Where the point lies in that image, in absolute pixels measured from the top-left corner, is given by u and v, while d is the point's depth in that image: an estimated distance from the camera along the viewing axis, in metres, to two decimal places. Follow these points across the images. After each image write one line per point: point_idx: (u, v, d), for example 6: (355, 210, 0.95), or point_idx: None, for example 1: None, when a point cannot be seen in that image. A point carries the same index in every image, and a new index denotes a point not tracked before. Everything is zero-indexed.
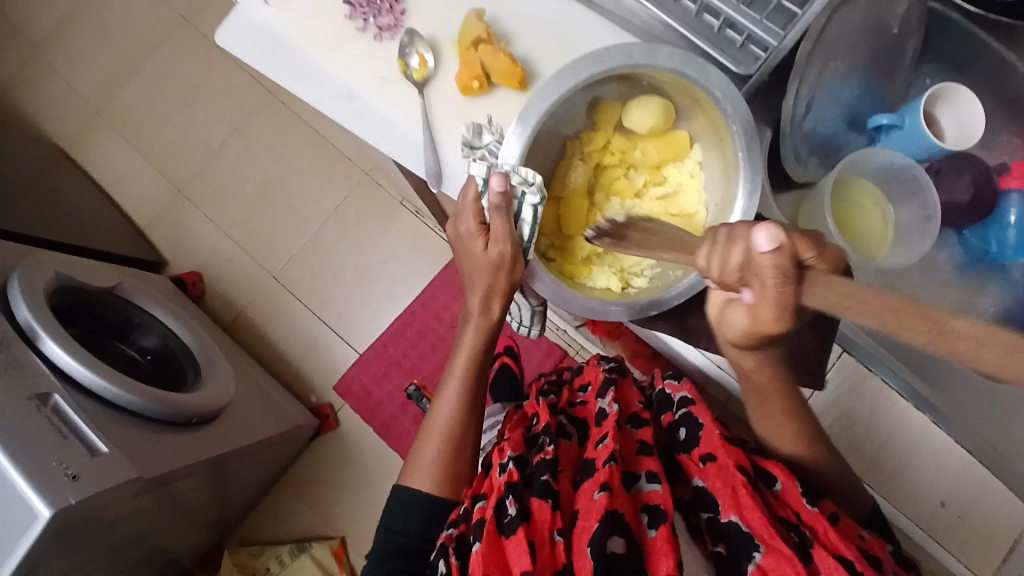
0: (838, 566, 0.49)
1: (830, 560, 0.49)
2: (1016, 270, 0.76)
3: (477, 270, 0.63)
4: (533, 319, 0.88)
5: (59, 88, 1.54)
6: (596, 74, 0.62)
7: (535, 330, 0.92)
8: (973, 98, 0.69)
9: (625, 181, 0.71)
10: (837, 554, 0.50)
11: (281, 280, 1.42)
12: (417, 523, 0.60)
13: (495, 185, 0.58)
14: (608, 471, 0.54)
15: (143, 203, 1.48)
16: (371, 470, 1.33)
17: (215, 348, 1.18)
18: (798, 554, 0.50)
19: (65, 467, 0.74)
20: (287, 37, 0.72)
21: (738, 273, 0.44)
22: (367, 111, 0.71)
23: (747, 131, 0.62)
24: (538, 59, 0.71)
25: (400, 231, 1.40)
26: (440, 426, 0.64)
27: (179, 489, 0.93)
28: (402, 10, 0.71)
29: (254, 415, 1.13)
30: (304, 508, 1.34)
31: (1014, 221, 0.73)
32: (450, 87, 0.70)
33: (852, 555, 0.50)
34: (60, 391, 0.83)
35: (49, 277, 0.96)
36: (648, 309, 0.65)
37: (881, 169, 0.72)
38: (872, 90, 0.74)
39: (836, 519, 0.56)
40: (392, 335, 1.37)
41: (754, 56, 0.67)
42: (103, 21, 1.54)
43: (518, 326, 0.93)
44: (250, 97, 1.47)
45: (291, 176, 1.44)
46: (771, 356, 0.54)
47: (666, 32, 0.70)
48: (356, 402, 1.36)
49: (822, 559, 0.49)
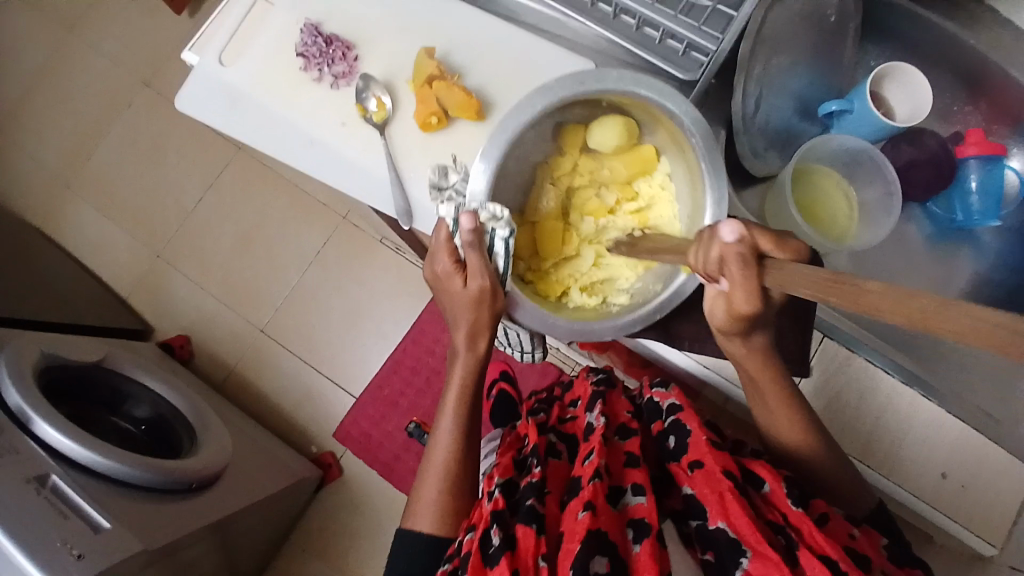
0: (823, 567, 0.48)
1: (814, 560, 0.48)
2: (984, 235, 0.80)
3: (458, 306, 0.64)
4: (532, 343, 0.91)
5: (29, 168, 1.55)
6: (546, 106, 0.63)
7: (535, 354, 0.96)
8: (916, 73, 0.71)
9: (597, 200, 0.71)
10: (823, 555, 0.50)
11: (270, 332, 1.42)
12: (424, 561, 0.60)
13: (465, 224, 0.60)
14: (592, 488, 0.54)
15: (123, 272, 1.48)
16: (381, 513, 1.32)
17: (209, 409, 1.16)
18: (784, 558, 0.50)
19: (69, 547, 0.73)
20: (242, 93, 0.73)
21: (715, 266, 0.47)
22: (331, 156, 0.72)
23: (705, 139, 0.64)
24: (493, 92, 0.73)
25: (384, 270, 1.41)
26: (437, 464, 0.64)
27: (187, 556, 0.92)
28: (355, 56, 0.73)
29: (255, 472, 1.12)
30: (316, 560, 1.32)
31: (976, 187, 0.75)
32: (410, 125, 0.71)
33: (839, 555, 0.49)
34: (57, 470, 0.82)
35: (34, 356, 0.96)
36: (636, 323, 0.65)
37: (839, 153, 0.74)
38: (819, 79, 0.77)
39: (825, 520, 0.56)
40: (386, 374, 1.37)
41: (697, 61, 0.70)
42: (67, 98, 1.56)
43: (518, 353, 0.96)
44: (221, 156, 1.48)
45: (269, 229, 1.45)
46: (761, 342, 0.58)
47: (614, 49, 0.73)
48: (357, 446, 1.35)
49: (808, 559, 0.49)
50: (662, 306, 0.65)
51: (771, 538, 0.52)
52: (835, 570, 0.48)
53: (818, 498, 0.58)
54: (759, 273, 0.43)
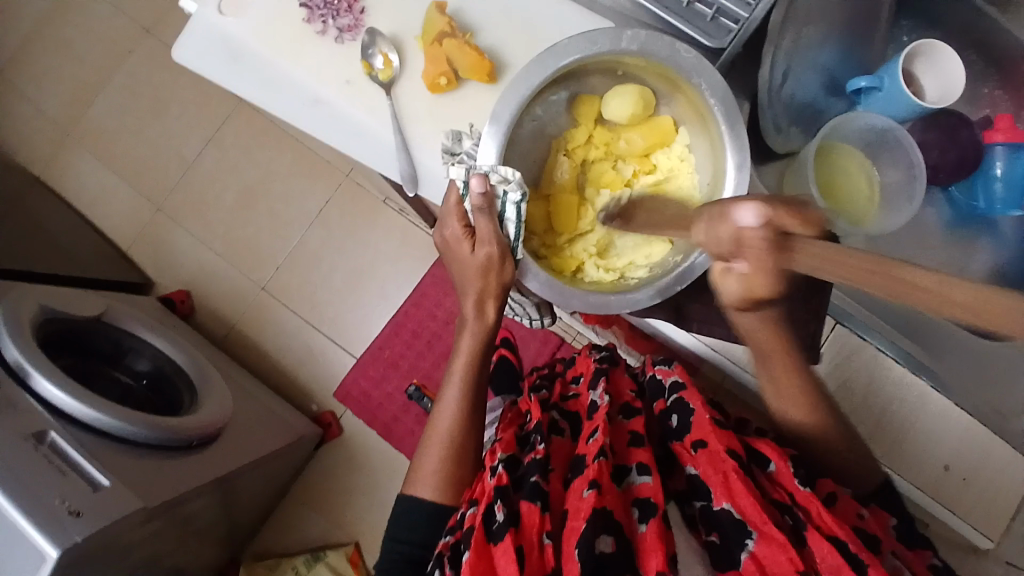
0: (831, 549, 0.48)
1: (823, 543, 0.48)
2: (1005, 225, 0.77)
3: (467, 274, 0.62)
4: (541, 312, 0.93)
5: (28, 114, 1.51)
6: (564, 66, 0.61)
7: (544, 319, 0.97)
8: (951, 53, 0.68)
9: (614, 172, 0.69)
10: (831, 535, 0.49)
11: (271, 291, 1.41)
12: (422, 531, 0.59)
13: (475, 188, 0.56)
14: (596, 467, 0.52)
15: (124, 224, 1.46)
16: (379, 472, 1.33)
17: (209, 365, 1.16)
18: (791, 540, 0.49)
19: (66, 504, 0.73)
20: (245, 45, 0.70)
21: (731, 247, 0.40)
22: (337, 115, 0.69)
23: (725, 102, 0.61)
24: (507, 50, 0.69)
25: (387, 231, 1.39)
26: (440, 434, 0.63)
27: (187, 513, 0.93)
28: (361, 9, 0.69)
29: (254, 431, 1.12)
30: (314, 515, 1.34)
31: (1002, 176, 0.72)
32: (418, 84, 0.68)
33: (847, 535, 0.49)
34: (56, 427, 0.82)
35: (32, 310, 0.95)
36: (653, 297, 0.63)
37: (863, 132, 0.71)
38: (850, 59, 0.73)
39: (833, 499, 0.55)
40: (387, 337, 1.36)
41: (726, 28, 0.66)
42: (66, 42, 1.51)
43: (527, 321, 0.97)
44: (224, 108, 1.45)
45: (271, 184, 1.42)
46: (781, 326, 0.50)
47: (635, 9, 0.68)
48: (357, 406, 1.35)
49: (817, 543, 0.48)
50: (682, 278, 0.62)
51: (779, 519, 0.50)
52: (844, 551, 0.48)
53: (824, 476, 0.57)
54: (785, 259, 0.37)
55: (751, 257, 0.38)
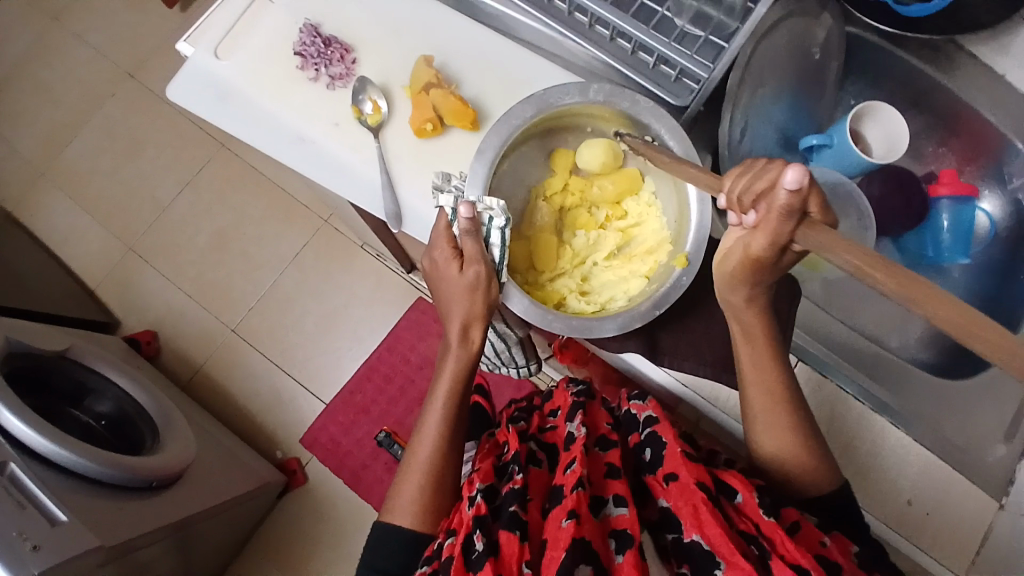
0: None
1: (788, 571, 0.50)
2: (953, 271, 0.84)
3: (453, 294, 0.64)
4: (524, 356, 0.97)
5: (3, 150, 1.51)
6: (542, 111, 0.68)
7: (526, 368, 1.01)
8: (894, 112, 0.74)
9: (588, 216, 0.72)
10: (795, 564, 0.51)
11: (241, 333, 1.39)
12: (398, 557, 0.60)
13: (464, 213, 0.60)
14: (575, 497, 0.53)
15: (93, 263, 1.44)
16: (345, 523, 1.29)
17: (174, 408, 1.14)
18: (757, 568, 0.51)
19: (25, 538, 0.71)
20: (239, 88, 0.73)
21: (753, 197, 0.51)
22: (322, 157, 0.72)
23: (684, 145, 0.66)
24: (486, 100, 0.74)
25: (363, 275, 1.40)
26: (420, 461, 0.64)
27: (142, 559, 0.88)
28: (353, 59, 0.73)
29: (217, 475, 1.09)
30: (274, 569, 1.28)
31: (948, 225, 0.81)
32: (404, 128, 0.72)
33: (810, 564, 0.50)
34: (16, 459, 0.79)
35: None
36: (632, 322, 0.66)
37: (816, 186, 0.75)
38: (799, 111, 0.81)
39: (797, 528, 0.56)
40: (357, 381, 1.36)
41: (688, 88, 0.71)
42: (48, 82, 1.53)
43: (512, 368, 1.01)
44: (203, 152, 1.47)
45: (248, 227, 1.44)
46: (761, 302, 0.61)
47: (608, 71, 0.74)
48: (324, 453, 1.33)
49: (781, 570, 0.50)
50: (659, 302, 0.66)
51: (745, 549, 0.52)
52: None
53: (790, 504, 0.59)
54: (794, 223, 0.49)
55: (773, 212, 0.49)
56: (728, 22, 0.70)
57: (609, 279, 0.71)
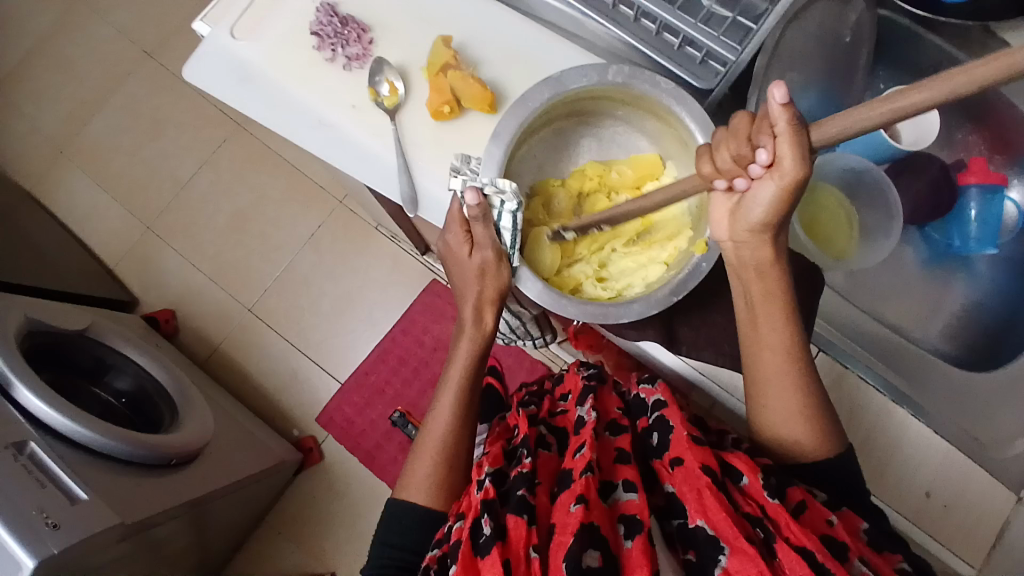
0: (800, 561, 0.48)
1: (791, 552, 0.48)
2: (979, 263, 0.85)
3: (466, 279, 0.65)
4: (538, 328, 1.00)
5: (23, 128, 1.52)
6: (558, 95, 0.65)
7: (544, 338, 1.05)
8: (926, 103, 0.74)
9: (607, 202, 0.70)
10: (800, 546, 0.49)
11: (258, 313, 1.40)
12: (413, 536, 0.60)
13: (470, 199, 0.59)
14: (584, 482, 0.53)
15: (112, 241, 1.45)
16: (359, 502, 1.31)
17: (191, 385, 1.15)
18: (762, 552, 0.50)
19: (44, 516, 0.72)
20: (257, 68, 0.72)
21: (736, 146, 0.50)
22: (340, 139, 0.71)
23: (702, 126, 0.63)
24: (507, 83, 0.72)
25: (378, 257, 1.40)
26: (434, 441, 0.64)
27: (160, 536, 0.89)
28: (370, 40, 0.72)
29: (235, 454, 1.10)
30: (290, 545, 1.30)
31: (975, 216, 0.80)
32: (422, 112, 0.71)
33: (814, 546, 0.49)
34: (36, 438, 0.81)
35: (17, 321, 0.94)
36: (648, 308, 0.64)
37: (842, 172, 0.76)
38: (829, 98, 0.78)
39: (803, 509, 0.54)
40: (372, 362, 1.36)
41: (714, 71, 0.69)
42: (67, 60, 1.53)
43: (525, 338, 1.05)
44: (221, 132, 1.47)
45: (265, 207, 1.44)
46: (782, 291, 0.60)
47: (629, 51, 0.72)
48: (339, 433, 1.34)
49: (784, 551, 0.49)
50: (678, 288, 0.64)
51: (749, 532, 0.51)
52: (812, 562, 0.49)
53: (795, 484, 0.56)
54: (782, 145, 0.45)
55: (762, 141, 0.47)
56: (757, 3, 0.67)
57: (628, 266, 0.70)
